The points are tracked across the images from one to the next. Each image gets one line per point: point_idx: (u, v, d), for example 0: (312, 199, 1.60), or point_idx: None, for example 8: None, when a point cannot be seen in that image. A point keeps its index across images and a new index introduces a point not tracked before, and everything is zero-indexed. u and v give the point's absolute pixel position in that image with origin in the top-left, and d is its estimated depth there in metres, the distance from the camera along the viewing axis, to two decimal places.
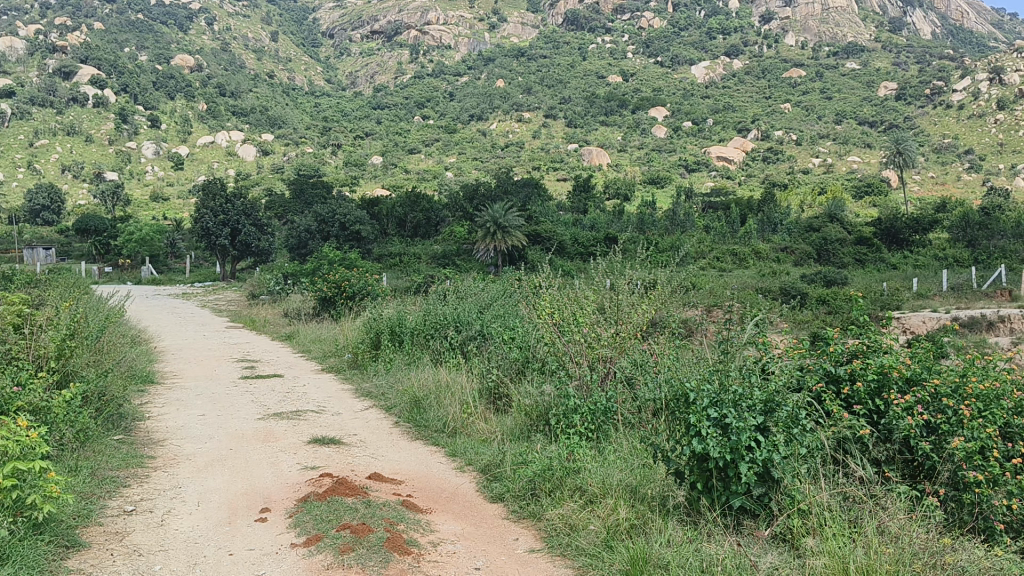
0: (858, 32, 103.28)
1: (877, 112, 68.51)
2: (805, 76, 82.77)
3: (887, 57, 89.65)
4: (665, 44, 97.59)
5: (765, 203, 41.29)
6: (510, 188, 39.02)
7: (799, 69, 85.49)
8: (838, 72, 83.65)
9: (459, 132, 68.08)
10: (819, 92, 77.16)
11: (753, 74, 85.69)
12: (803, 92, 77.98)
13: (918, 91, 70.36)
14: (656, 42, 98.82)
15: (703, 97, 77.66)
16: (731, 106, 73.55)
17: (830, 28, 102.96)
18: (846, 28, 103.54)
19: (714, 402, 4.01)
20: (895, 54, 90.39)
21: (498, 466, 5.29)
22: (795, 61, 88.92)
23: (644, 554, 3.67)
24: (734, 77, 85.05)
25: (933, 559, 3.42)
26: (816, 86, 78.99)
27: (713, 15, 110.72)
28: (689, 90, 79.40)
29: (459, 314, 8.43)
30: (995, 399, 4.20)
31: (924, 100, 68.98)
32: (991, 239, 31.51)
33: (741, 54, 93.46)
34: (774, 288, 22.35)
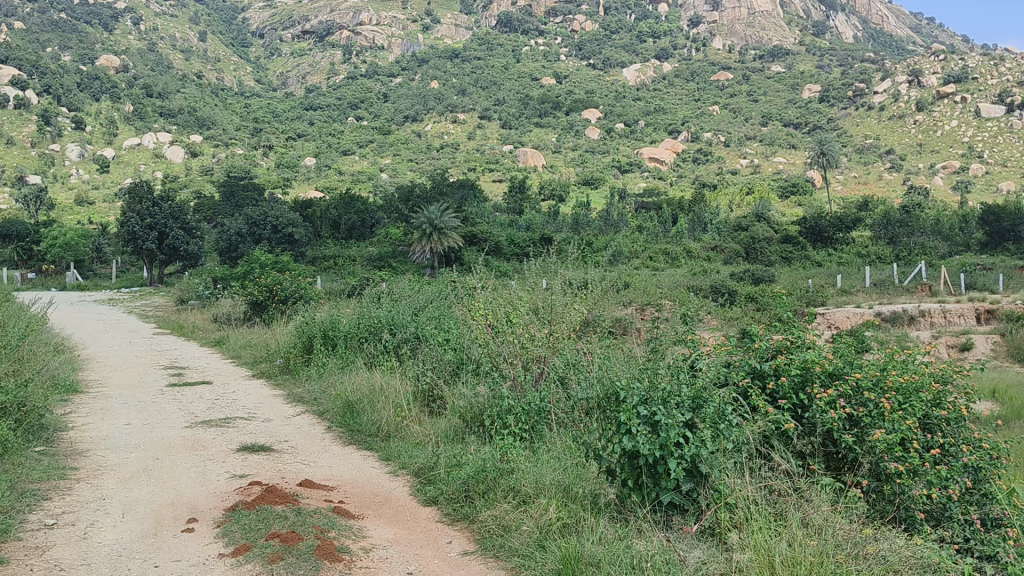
0: (782, 36, 106.22)
1: (802, 114, 70.43)
2: (733, 78, 84.69)
3: (811, 60, 92.09)
4: (597, 46, 98.47)
5: (696, 203, 41.98)
6: (446, 191, 38.89)
7: (727, 72, 87.35)
8: (764, 75, 85.74)
9: (394, 133, 67.62)
10: (746, 95, 79.01)
11: (683, 77, 87.42)
12: (730, 95, 79.70)
13: (841, 93, 72.37)
14: (588, 44, 99.56)
15: (635, 100, 78.74)
16: (662, 108, 74.79)
17: (756, 32, 105.85)
18: (772, 32, 106.32)
19: (643, 399, 4.10)
20: (818, 58, 92.89)
21: (430, 468, 5.30)
22: (723, 64, 90.91)
23: (576, 553, 3.72)
24: (664, 80, 86.49)
25: (856, 549, 3.53)
26: (743, 88, 80.85)
27: (644, 19, 112.43)
28: (621, 93, 80.43)
29: (393, 317, 8.39)
30: (914, 391, 4.35)
31: (847, 102, 70.83)
32: (911, 237, 32.72)
33: (670, 57, 95.33)
34: (705, 285, 22.68)
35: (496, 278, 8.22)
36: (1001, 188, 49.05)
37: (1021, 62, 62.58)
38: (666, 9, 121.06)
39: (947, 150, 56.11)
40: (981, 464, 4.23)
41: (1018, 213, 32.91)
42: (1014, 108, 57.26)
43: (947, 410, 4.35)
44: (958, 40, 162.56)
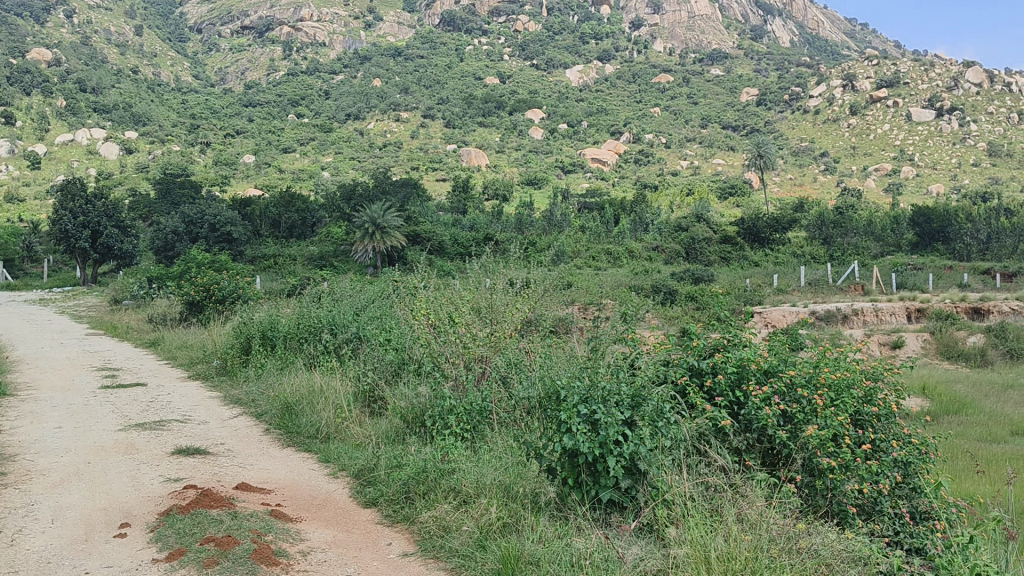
0: (720, 40, 108.30)
1: (740, 117, 71.80)
2: (673, 81, 85.91)
3: (748, 64, 93.91)
4: (540, 47, 98.75)
5: (638, 204, 42.47)
6: (389, 189, 38.57)
7: (667, 74, 88.56)
8: (704, 78, 87.13)
9: (335, 131, 66.82)
10: (686, 98, 80.28)
11: (625, 79, 88.46)
12: (671, 97, 80.86)
13: (778, 97, 73.89)
14: (532, 45, 99.71)
15: (577, 100, 79.26)
16: (604, 110, 75.51)
17: (695, 36, 108.01)
18: (711, 36, 108.48)
19: (582, 398, 4.17)
20: (755, 62, 94.73)
21: (371, 470, 5.25)
22: (663, 66, 92.15)
23: (515, 552, 3.74)
24: (606, 82, 87.37)
25: (788, 543, 3.60)
26: (682, 91, 82.10)
27: (586, 21, 113.22)
28: (564, 94, 80.91)
29: (333, 317, 8.31)
30: (846, 387, 4.49)
31: (784, 105, 72.36)
32: (844, 237, 33.59)
33: (612, 59, 96.36)
34: (645, 284, 22.91)
35: (438, 277, 8.19)
36: (931, 190, 50.60)
37: (948, 68, 64.69)
38: (608, 11, 122.00)
39: (879, 153, 57.69)
40: (911, 458, 4.34)
41: (945, 215, 34.06)
42: (942, 113, 59.17)
43: (878, 406, 4.49)
44: (890, 46, 167.50)
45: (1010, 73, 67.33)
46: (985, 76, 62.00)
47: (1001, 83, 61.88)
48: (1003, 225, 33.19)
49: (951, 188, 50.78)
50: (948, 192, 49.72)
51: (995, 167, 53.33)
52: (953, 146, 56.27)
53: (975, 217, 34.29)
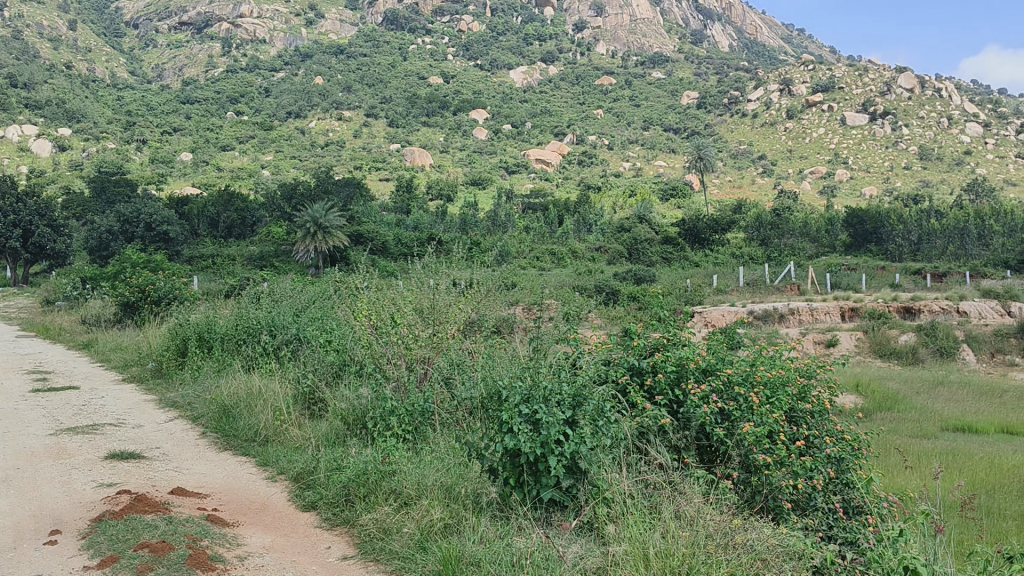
0: (661, 43, 109.80)
1: (681, 119, 72.88)
2: (616, 83, 86.64)
3: (689, 67, 95.42)
4: (484, 47, 98.88)
5: (581, 204, 42.76)
6: (331, 188, 38.11)
7: (610, 77, 89.30)
8: (645, 80, 88.23)
9: (276, 129, 65.77)
10: (628, 100, 81.16)
11: (568, 81, 89.08)
12: (613, 99, 81.63)
13: (717, 100, 75.15)
14: (475, 45, 99.63)
15: (521, 101, 79.42)
16: (547, 111, 75.91)
17: (638, 39, 109.39)
18: (652, 39, 110.01)
19: (525, 398, 4.18)
20: (696, 65, 96.14)
21: (310, 473, 5.19)
22: (606, 69, 92.90)
23: (456, 554, 3.74)
24: (550, 83, 87.90)
25: (724, 539, 3.64)
26: (625, 93, 83.00)
27: (529, 22, 113.59)
28: (507, 94, 81.10)
29: (273, 318, 8.19)
30: (781, 385, 4.59)
31: (723, 108, 73.63)
32: (781, 239, 34.37)
33: (556, 60, 96.96)
34: (588, 284, 23.07)
35: (380, 277, 8.14)
36: (864, 194, 51.93)
37: (882, 74, 66.52)
38: (552, 12, 122.55)
39: (815, 157, 59.03)
40: (844, 454, 4.46)
41: (878, 216, 35.01)
42: (876, 117, 60.77)
43: (811, 403, 4.61)
44: (825, 51, 171.38)
45: (940, 78, 69.46)
46: (916, 82, 63.75)
47: (931, 88, 63.69)
48: (933, 226, 34.24)
49: (883, 191, 52.18)
50: (880, 195, 51.13)
51: (925, 171, 54.93)
52: (886, 150, 57.80)
53: (906, 219, 35.28)
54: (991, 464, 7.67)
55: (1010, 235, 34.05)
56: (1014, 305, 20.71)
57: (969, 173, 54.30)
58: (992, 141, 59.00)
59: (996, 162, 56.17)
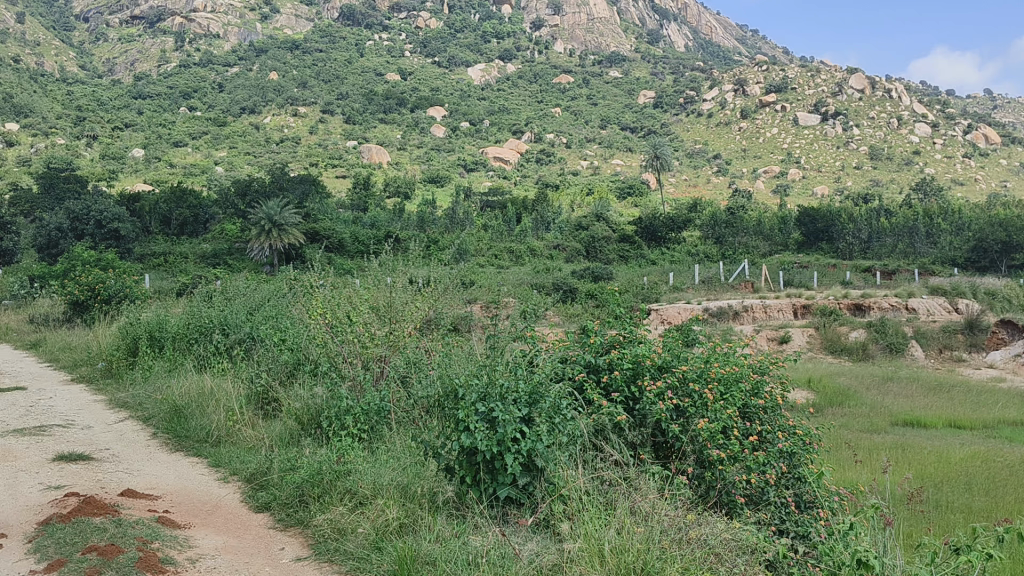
0: (618, 42, 110.65)
1: (637, 119, 73.52)
2: (573, 82, 87.01)
3: (645, 67, 96.34)
4: (441, 44, 98.66)
5: (538, 203, 42.89)
6: (286, 184, 37.69)
7: (568, 75, 89.69)
8: (602, 80, 88.88)
9: (231, 125, 64.85)
10: (586, 98, 81.61)
11: (526, 79, 89.33)
12: (571, 98, 82.00)
13: (673, 100, 75.93)
14: (433, 42, 99.33)
15: (479, 99, 79.37)
16: (505, 108, 76.02)
17: (595, 38, 110.18)
18: (609, 38, 110.91)
19: (481, 396, 4.18)
20: (652, 65, 97.07)
21: (263, 474, 5.13)
22: (563, 67, 93.28)
23: (411, 552, 3.73)
24: (508, 81, 88.09)
25: (678, 534, 3.66)
26: (582, 92, 83.45)
27: (487, 19, 113.57)
28: (465, 92, 81.03)
29: (226, 317, 8.09)
30: (734, 381, 4.68)
31: (679, 108, 74.42)
32: (735, 237, 34.95)
33: (514, 58, 97.16)
34: (546, 282, 23.11)
35: (335, 275, 8.09)
36: (816, 193, 52.82)
37: (833, 75, 67.73)
38: (509, 10, 122.64)
39: (768, 156, 59.88)
40: (795, 449, 4.54)
41: (829, 215, 35.56)
42: (827, 117, 61.87)
43: (764, 398, 4.69)
44: (778, 52, 173.86)
45: (889, 80, 70.88)
46: (867, 83, 65.08)
47: (881, 89, 64.93)
48: (883, 224, 34.97)
49: (834, 190, 53.10)
50: (832, 194, 52.10)
51: (875, 170, 55.96)
52: (837, 150, 58.77)
53: (856, 217, 35.90)
54: (938, 458, 7.84)
55: (957, 234, 34.79)
56: (960, 302, 21.18)
57: (917, 173, 55.33)
58: (939, 142, 59.99)
59: (943, 162, 57.12)
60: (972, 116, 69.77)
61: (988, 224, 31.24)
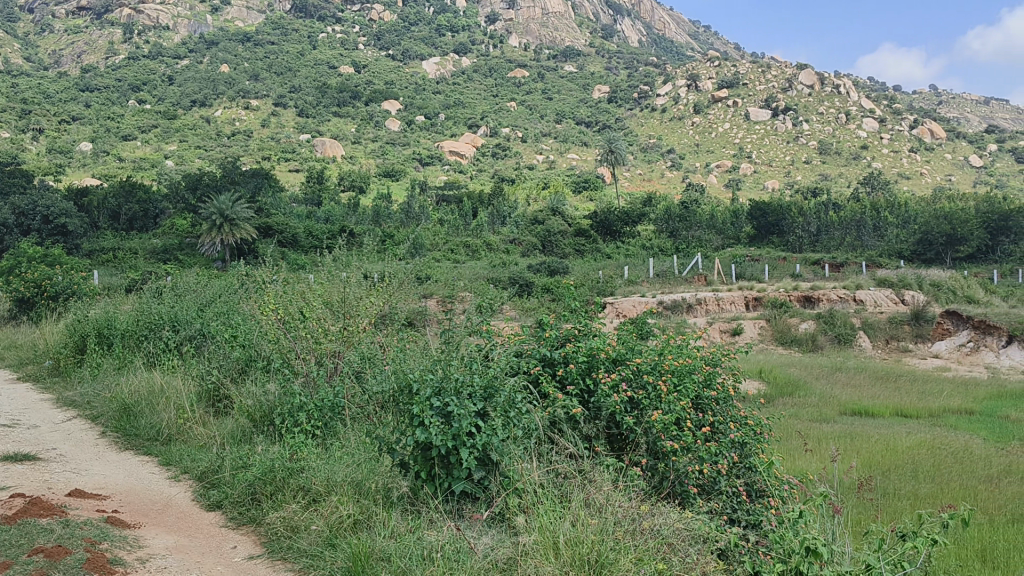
0: (573, 37, 111.04)
1: (592, 113, 73.85)
2: (529, 76, 87.03)
3: (599, 62, 96.86)
4: (396, 37, 97.99)
5: (494, 197, 42.88)
6: (238, 178, 37.11)
7: (522, 70, 89.73)
8: (557, 74, 89.15)
9: (181, 118, 63.68)
10: (541, 92, 81.71)
11: (481, 73, 89.20)
12: (526, 92, 82.05)
13: (628, 95, 76.47)
14: (387, 35, 98.61)
15: (434, 93, 79.01)
16: (461, 102, 75.84)
17: (549, 32, 110.44)
18: (564, 32, 111.30)
19: (436, 391, 4.17)
20: (607, 60, 97.62)
21: (215, 472, 5.07)
22: (519, 61, 93.31)
23: (365, 550, 3.71)
24: (463, 75, 87.90)
25: (632, 525, 3.71)
26: (538, 86, 83.55)
27: (442, 12, 112.90)
28: (420, 85, 80.66)
29: (176, 314, 7.97)
30: (688, 373, 4.74)
31: (633, 103, 74.96)
32: (690, 231, 35.72)
33: (469, 52, 96.93)
34: (502, 276, 23.13)
35: (287, 270, 8.01)
36: (767, 186, 53.59)
37: (784, 70, 68.72)
38: (464, 4, 122.20)
39: (721, 151, 60.56)
40: (746, 439, 4.62)
41: (780, 209, 36.08)
42: (778, 112, 62.77)
43: (714, 390, 4.77)
44: (731, 48, 175.85)
45: (838, 76, 72.04)
46: (816, 79, 66.00)
47: (830, 85, 65.97)
48: (832, 218, 35.58)
49: (785, 184, 53.88)
50: (782, 188, 52.92)
51: (824, 165, 56.94)
52: (788, 144, 59.65)
53: (807, 211, 36.41)
54: (886, 447, 8.03)
55: (903, 227, 35.51)
56: (907, 294, 21.69)
57: (865, 167, 56.38)
58: (886, 136, 61.03)
59: (891, 156, 58.14)
60: (917, 111, 71.25)
61: (933, 217, 31.95)
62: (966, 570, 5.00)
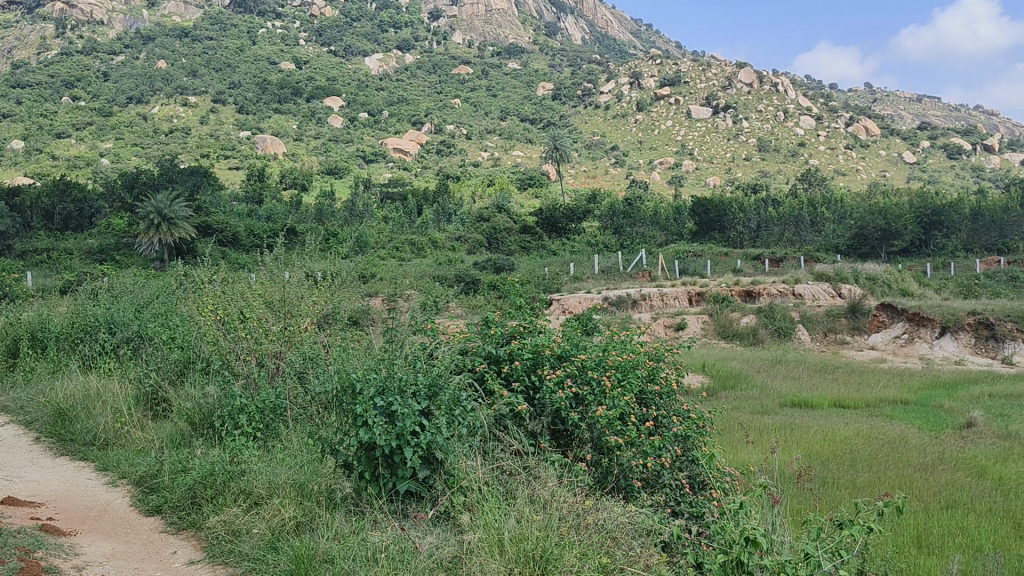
0: (516, 35, 111.26)
1: (537, 110, 74.09)
2: (472, 73, 86.90)
3: (543, 60, 97.27)
4: (338, 33, 96.99)
5: (439, 195, 42.77)
6: (176, 176, 36.27)
7: (466, 66, 89.55)
8: (501, 71, 89.23)
9: (117, 115, 62.14)
10: (485, 90, 81.67)
11: (425, 69, 88.81)
12: (471, 88, 81.92)
13: (571, 92, 76.87)
14: (328, 31, 97.56)
15: (377, 89, 78.39)
16: (405, 99, 75.42)
17: (493, 29, 110.49)
18: (507, 29, 111.49)
19: (380, 390, 4.14)
20: (550, 58, 98.14)
21: (154, 476, 4.98)
22: (462, 58, 93.05)
23: (309, 552, 3.68)
24: (406, 71, 87.42)
25: (576, 521, 3.73)
26: (482, 83, 83.47)
27: (384, 8, 111.97)
28: (363, 81, 80.00)
29: (112, 315, 7.79)
30: (631, 367, 4.80)
31: (577, 100, 75.41)
32: (633, 227, 35.99)
33: (412, 48, 96.41)
34: (448, 274, 23.07)
35: (226, 268, 7.89)
36: (709, 183, 54.39)
37: (724, 69, 69.86)
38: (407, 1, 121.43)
39: (663, 148, 61.24)
40: (689, 431, 4.69)
41: (721, 206, 36.67)
42: (718, 110, 63.76)
43: (659, 383, 4.84)
44: (672, 46, 177.85)
45: (777, 74, 73.37)
46: (755, 77, 67.17)
47: (769, 83, 67.25)
48: (771, 214, 36.23)
49: (726, 181, 54.68)
50: (723, 184, 53.78)
51: (763, 161, 58.03)
52: (728, 142, 60.60)
53: (747, 208, 37.01)
54: (826, 437, 8.24)
55: (839, 222, 36.33)
56: (844, 287, 22.18)
57: (803, 163, 57.54)
58: (823, 134, 62.32)
59: (827, 153, 59.45)
60: (852, 109, 72.93)
61: (868, 213, 32.73)
62: (902, 556, 5.15)
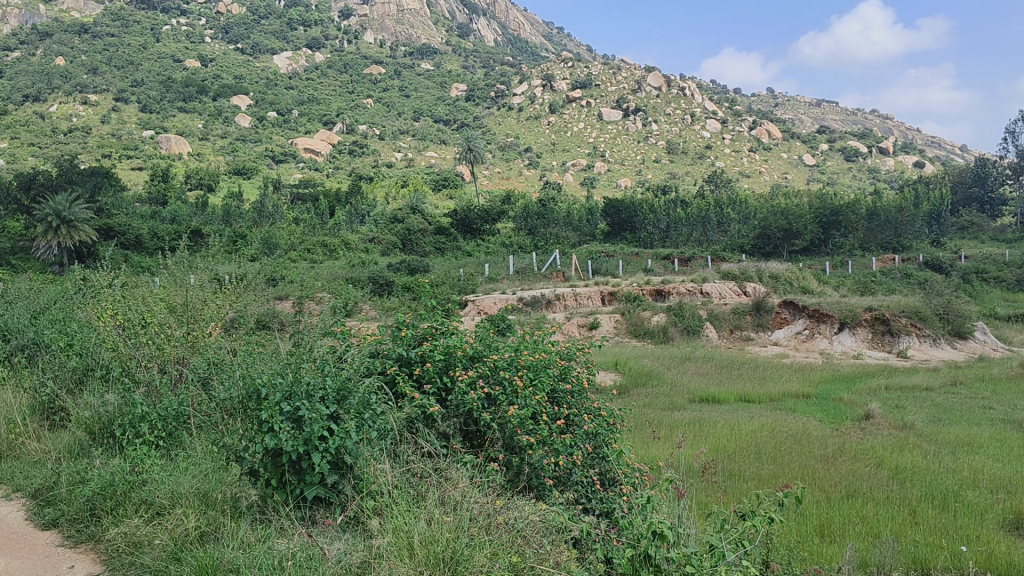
0: (428, 35, 111.12)
1: (450, 111, 74.02)
2: (385, 73, 86.30)
3: (455, 61, 97.44)
4: (245, 31, 94.92)
5: (351, 196, 42.30)
6: (74, 176, 34.89)
7: (378, 66, 88.91)
8: (414, 72, 89.00)
9: (11, 113, 59.38)
10: (398, 90, 81.17)
11: (335, 68, 87.74)
12: (383, 88, 81.25)
13: (485, 93, 77.11)
14: (235, 29, 95.34)
15: (287, 88, 77.05)
16: (316, 99, 74.35)
17: (405, 29, 109.87)
18: (420, 29, 111.20)
19: (286, 395, 4.09)
20: (463, 59, 98.48)
21: (50, 488, 4.80)
22: (374, 58, 92.33)
23: (214, 562, 3.62)
24: (317, 70, 86.19)
25: (484, 520, 3.76)
26: (394, 83, 82.96)
27: (293, 6, 110.09)
28: (272, 80, 78.54)
29: (6, 323, 7.49)
30: (542, 368, 4.90)
31: (491, 102, 75.69)
32: (547, 228, 36.27)
33: (322, 47, 95.18)
34: (362, 275, 22.84)
35: (126, 273, 7.68)
36: (620, 184, 55.28)
37: (634, 73, 71.30)
38: None
39: (576, 149, 61.95)
40: (599, 430, 4.79)
41: (632, 207, 37.32)
42: (629, 113, 65.08)
43: (570, 383, 4.94)
44: (583, 49, 179.94)
45: (684, 78, 75.18)
46: (663, 81, 68.93)
47: (676, 87, 68.88)
48: (680, 215, 37.01)
49: (637, 182, 55.67)
50: (634, 185, 54.76)
51: (672, 163, 59.34)
52: (639, 144, 61.75)
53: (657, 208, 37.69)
54: (732, 431, 8.50)
55: (744, 222, 37.41)
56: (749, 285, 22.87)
57: (710, 165, 59.07)
58: (727, 137, 64.17)
59: (732, 155, 61.23)
60: (755, 112, 75.28)
61: (770, 212, 33.67)
62: (804, 544, 5.35)
